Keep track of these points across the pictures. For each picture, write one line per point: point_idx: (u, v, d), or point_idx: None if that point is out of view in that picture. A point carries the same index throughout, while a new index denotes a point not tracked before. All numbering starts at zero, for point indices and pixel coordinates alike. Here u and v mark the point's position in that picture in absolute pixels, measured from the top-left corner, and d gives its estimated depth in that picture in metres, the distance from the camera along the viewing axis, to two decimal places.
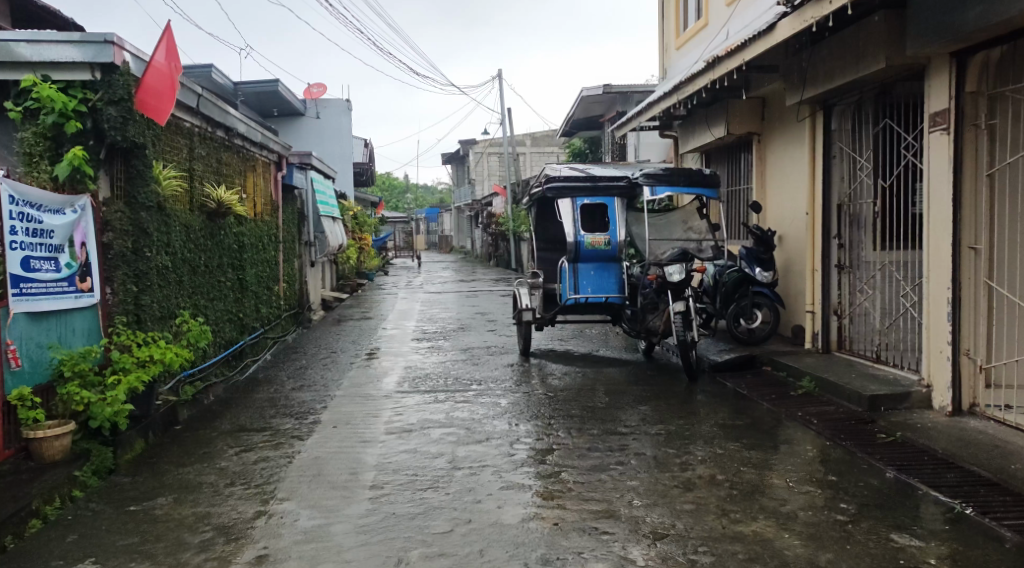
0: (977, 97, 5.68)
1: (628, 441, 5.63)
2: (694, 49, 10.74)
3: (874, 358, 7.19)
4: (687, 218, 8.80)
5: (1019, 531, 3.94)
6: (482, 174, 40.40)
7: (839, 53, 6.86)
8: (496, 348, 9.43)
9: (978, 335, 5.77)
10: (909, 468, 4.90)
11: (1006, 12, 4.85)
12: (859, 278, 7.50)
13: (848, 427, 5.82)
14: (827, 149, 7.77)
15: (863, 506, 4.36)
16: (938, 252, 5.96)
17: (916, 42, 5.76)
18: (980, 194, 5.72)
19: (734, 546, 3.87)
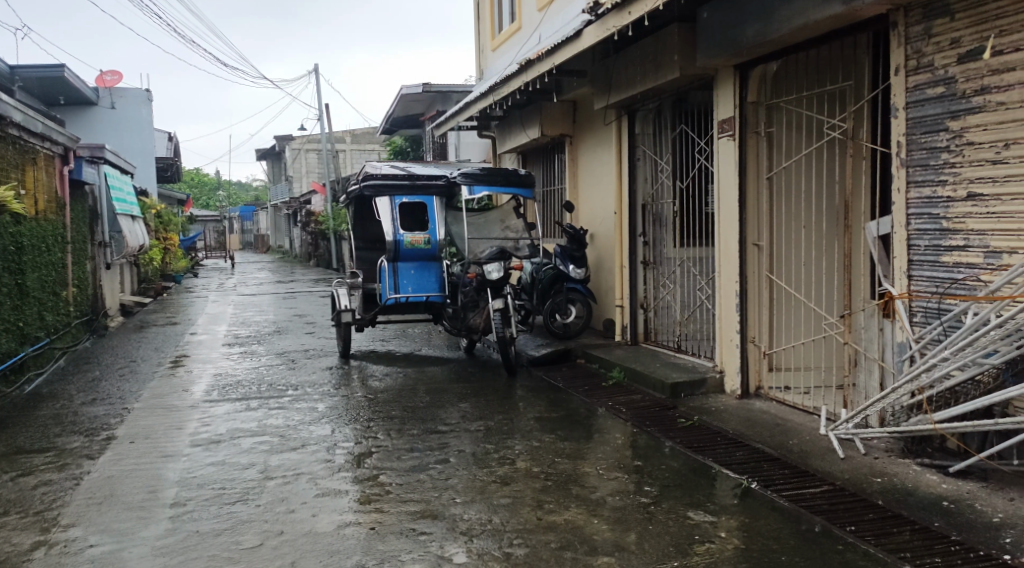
0: (757, 107, 6.24)
1: (447, 440, 5.65)
2: (508, 51, 10.98)
3: (675, 348, 7.72)
4: (504, 217, 8.93)
5: (794, 500, 4.36)
6: (299, 171, 39.21)
7: (639, 61, 7.27)
8: (314, 350, 9.15)
9: (762, 323, 6.36)
10: (704, 449, 5.30)
11: (778, 30, 5.36)
12: (661, 273, 8.00)
13: (652, 413, 6.20)
14: (632, 151, 8.21)
15: (664, 487, 4.65)
16: (727, 249, 6.47)
17: (705, 54, 6.22)
18: (761, 196, 6.30)
19: (547, 536, 3.99)
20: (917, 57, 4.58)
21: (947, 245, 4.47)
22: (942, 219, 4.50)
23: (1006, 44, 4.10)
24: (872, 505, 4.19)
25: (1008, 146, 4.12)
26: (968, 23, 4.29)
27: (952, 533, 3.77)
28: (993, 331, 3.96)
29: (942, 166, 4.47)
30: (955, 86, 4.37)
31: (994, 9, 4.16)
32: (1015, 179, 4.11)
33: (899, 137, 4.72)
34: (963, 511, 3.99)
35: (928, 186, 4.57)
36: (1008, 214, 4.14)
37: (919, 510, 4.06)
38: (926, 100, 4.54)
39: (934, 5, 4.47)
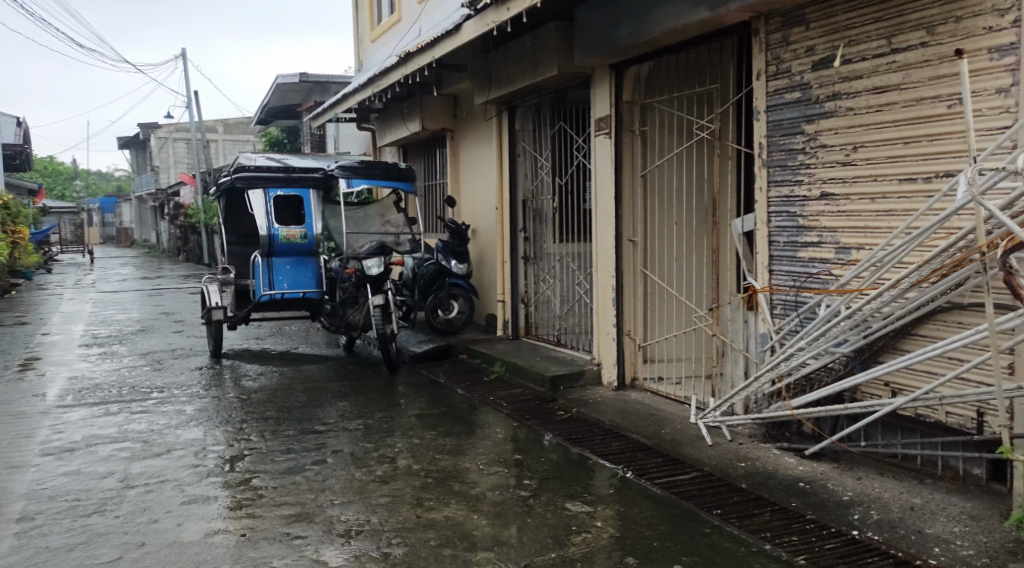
0: (632, 106, 6.46)
1: (324, 439, 5.51)
2: (387, 43, 10.82)
3: (555, 341, 7.85)
4: (384, 212, 8.84)
5: (666, 487, 4.52)
6: (167, 162, 37.26)
7: (518, 58, 7.33)
8: (182, 350, 8.70)
9: (637, 316, 6.59)
10: (582, 440, 5.41)
11: (650, 32, 5.53)
12: (542, 269, 8.12)
13: (533, 407, 6.27)
14: (513, 147, 8.29)
15: (543, 480, 4.72)
16: (604, 244, 6.68)
17: (581, 54, 6.36)
18: (636, 193, 6.52)
19: (427, 533, 3.96)
20: (777, 63, 4.85)
21: (803, 241, 4.75)
22: (799, 216, 4.78)
23: (854, 54, 4.39)
24: (736, 488, 4.39)
25: (856, 149, 4.39)
26: (821, 32, 4.57)
27: (808, 512, 4.01)
28: (843, 321, 4.20)
29: (799, 167, 4.75)
30: (810, 92, 4.65)
31: (844, 20, 4.43)
32: (862, 180, 4.38)
33: (762, 139, 4.99)
34: (817, 491, 4.25)
35: (786, 185, 4.85)
36: (856, 212, 4.42)
37: (779, 491, 4.30)
38: (785, 104, 4.81)
39: (792, 14, 4.73)
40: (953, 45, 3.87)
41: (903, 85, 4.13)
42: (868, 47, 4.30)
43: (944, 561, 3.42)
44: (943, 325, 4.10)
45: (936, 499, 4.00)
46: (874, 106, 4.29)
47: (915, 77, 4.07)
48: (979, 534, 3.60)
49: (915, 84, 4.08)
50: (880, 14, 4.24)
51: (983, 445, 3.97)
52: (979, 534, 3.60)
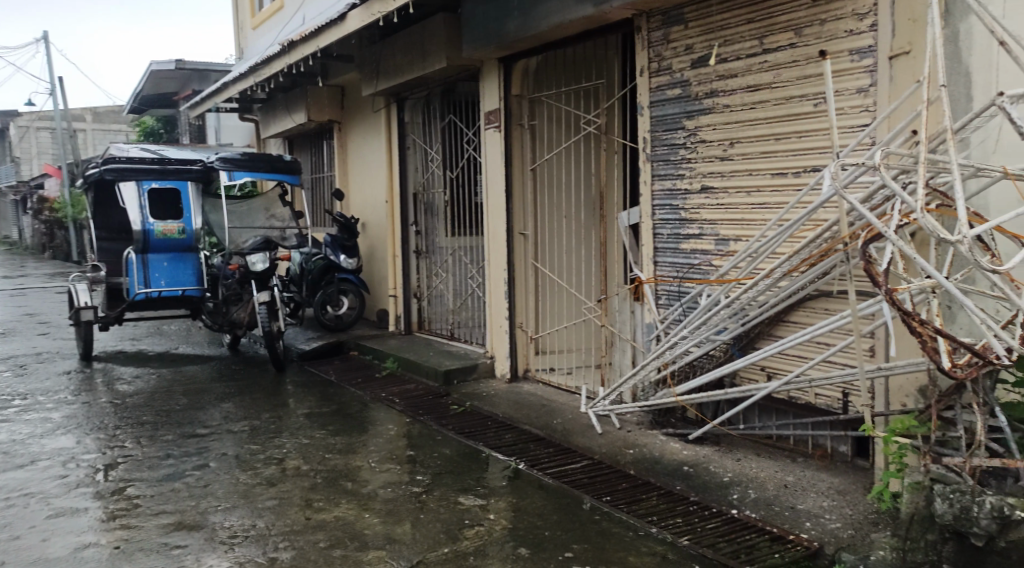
0: (521, 100, 6.53)
1: (207, 443, 5.29)
2: (269, 31, 10.46)
3: (448, 336, 7.82)
4: (269, 206, 8.49)
5: (558, 476, 4.59)
6: (30, 152, 34.76)
7: (405, 50, 7.24)
8: (49, 354, 8.15)
9: (528, 309, 6.67)
10: (475, 434, 5.42)
11: (536, 27, 5.57)
12: (434, 263, 8.07)
13: (426, 402, 6.23)
14: (402, 140, 8.20)
15: (436, 475, 4.69)
16: (495, 237, 6.73)
17: (468, 47, 6.34)
18: (526, 187, 6.59)
19: (316, 535, 3.86)
20: (658, 60, 5.01)
21: (686, 234, 4.91)
22: (681, 209, 4.94)
23: (728, 53, 4.58)
24: (624, 475, 4.51)
25: (732, 144, 4.58)
26: (699, 31, 4.74)
27: (691, 494, 4.16)
28: (722, 310, 4.34)
29: (680, 161, 4.91)
30: (689, 89, 4.82)
31: (720, 20, 4.61)
32: (738, 174, 4.56)
33: (646, 134, 5.14)
34: (700, 474, 4.41)
35: (669, 179, 5.01)
36: (733, 205, 4.60)
37: (665, 475, 4.44)
38: (667, 100, 4.97)
39: (671, 13, 4.89)
40: (818, 46, 4.08)
41: (774, 84, 4.33)
42: (742, 46, 4.49)
43: (814, 534, 3.62)
44: (813, 311, 4.36)
45: (807, 476, 4.23)
46: (748, 104, 4.48)
47: (785, 77, 4.28)
48: (846, 507, 3.83)
49: (785, 83, 4.28)
50: (752, 15, 4.42)
51: (849, 424, 4.23)
52: (846, 508, 3.83)
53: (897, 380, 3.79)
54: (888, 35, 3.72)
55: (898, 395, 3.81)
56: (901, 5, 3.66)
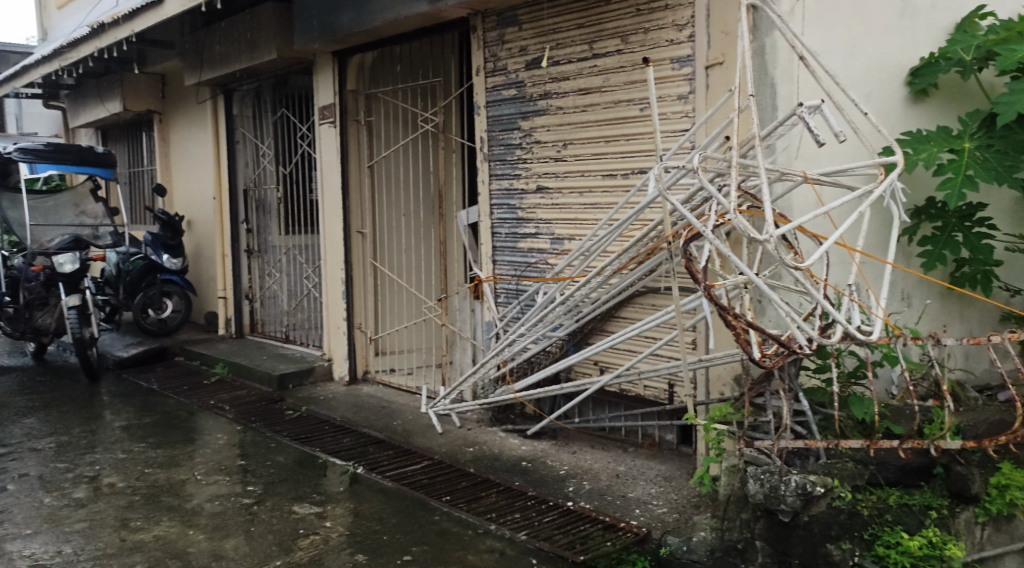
0: (356, 95, 6.36)
1: (5, 464, 4.78)
2: (77, 11, 9.61)
3: (283, 338, 7.51)
4: (78, 201, 7.82)
5: (397, 478, 4.52)
6: None
7: (232, 39, 6.89)
8: None
9: (367, 310, 6.51)
10: (311, 439, 5.24)
11: (371, 22, 5.47)
12: (267, 262, 7.72)
13: (258, 408, 5.95)
14: (231, 133, 7.79)
15: (268, 485, 4.48)
16: (331, 235, 6.52)
17: (301, 39, 6.13)
18: (363, 184, 6.41)
19: (133, 558, 3.58)
20: (494, 60, 5.07)
21: (523, 233, 5.00)
22: (518, 208, 5.02)
23: (560, 56, 4.70)
24: (464, 473, 4.51)
25: (565, 146, 4.70)
26: (533, 34, 4.83)
27: (529, 489, 4.22)
28: (558, 307, 4.44)
29: (517, 161, 5.00)
30: (524, 90, 4.90)
31: (551, 24, 4.72)
32: (571, 174, 4.69)
33: (482, 133, 5.19)
34: (537, 468, 4.50)
35: (506, 178, 5.08)
36: (566, 205, 4.73)
37: (503, 472, 4.48)
38: (503, 100, 5.04)
39: (506, 14, 4.96)
40: (642, 53, 4.26)
41: (603, 88, 4.48)
42: (573, 51, 4.61)
43: (643, 520, 3.79)
44: (641, 306, 4.57)
45: (636, 465, 4.42)
46: (579, 106, 4.62)
47: (613, 81, 4.43)
48: (671, 493, 4.04)
49: (613, 87, 4.44)
50: (582, 20, 4.56)
51: (674, 413, 4.47)
52: (671, 493, 4.04)
53: (716, 370, 4.04)
54: (704, 46, 3.95)
55: (716, 384, 4.06)
56: (716, 18, 3.89)
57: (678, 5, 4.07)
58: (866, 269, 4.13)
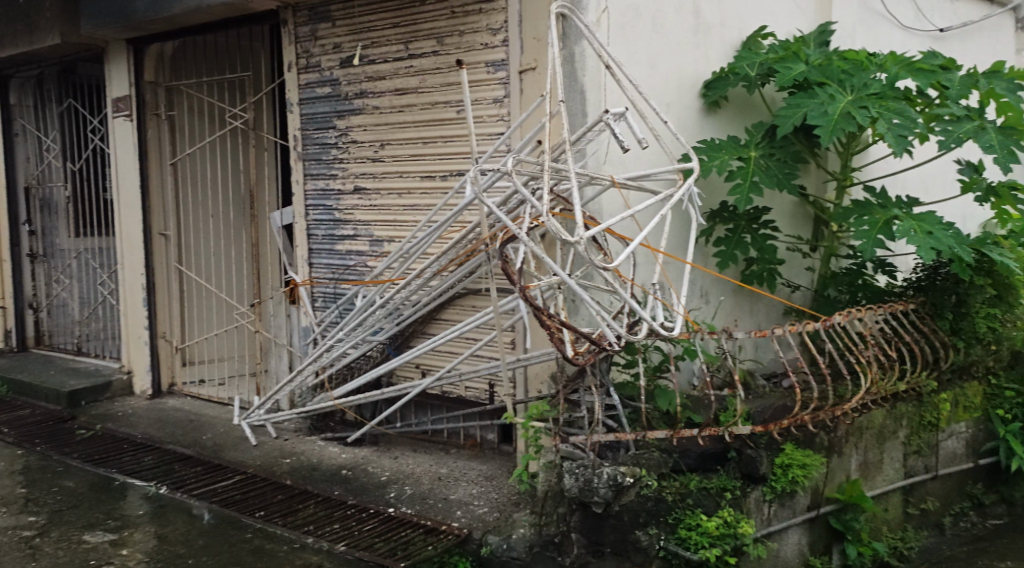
0: (156, 87, 5.92)
1: None
2: None
3: (74, 351, 6.84)
4: None
5: (205, 497, 4.24)
6: None
7: (8, 19, 6.20)
8: None
9: (172, 318, 6.07)
10: (107, 460, 4.80)
11: (169, 9, 5.12)
12: (54, 267, 7.00)
13: (44, 429, 5.38)
14: (8, 124, 7.00)
15: (54, 513, 4.06)
16: (130, 238, 6.02)
17: (90, 23, 5.62)
18: (165, 183, 5.97)
19: None
20: (306, 56, 4.90)
21: (340, 235, 4.87)
22: (335, 210, 4.89)
23: (374, 55, 4.62)
24: (280, 486, 4.31)
25: (383, 146, 4.62)
26: (346, 31, 4.72)
27: (348, 498, 4.11)
28: (378, 310, 4.35)
29: (332, 161, 4.86)
30: (339, 88, 4.78)
31: (365, 22, 4.63)
32: (389, 175, 4.62)
33: (295, 131, 5.00)
34: (358, 476, 4.39)
35: (321, 179, 4.93)
36: (385, 206, 4.65)
37: (322, 482, 4.33)
38: (316, 98, 4.89)
39: (317, 9, 4.82)
40: (457, 55, 4.28)
41: (420, 89, 4.45)
42: (389, 50, 4.55)
43: (464, 521, 3.79)
44: (461, 308, 4.58)
45: (458, 466, 4.43)
46: (396, 107, 4.56)
47: (429, 82, 4.41)
48: (492, 492, 4.08)
49: (430, 88, 4.41)
50: (397, 19, 4.50)
51: (494, 413, 4.53)
52: (492, 493, 4.08)
53: (534, 368, 4.13)
54: (518, 51, 4.02)
55: (534, 382, 4.15)
56: (527, 24, 3.98)
57: (492, 9, 4.12)
58: (669, 268, 4.39)
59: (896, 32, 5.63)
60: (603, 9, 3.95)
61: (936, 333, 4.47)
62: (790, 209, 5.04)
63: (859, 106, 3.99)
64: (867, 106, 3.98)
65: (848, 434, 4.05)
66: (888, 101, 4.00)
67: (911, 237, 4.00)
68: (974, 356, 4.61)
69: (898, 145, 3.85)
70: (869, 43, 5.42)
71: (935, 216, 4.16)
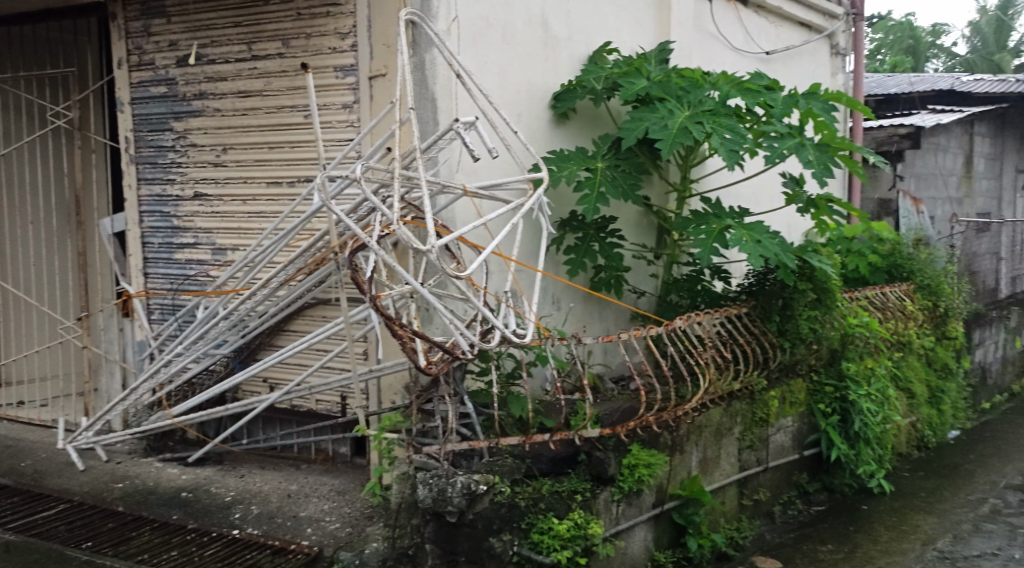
0: None
1: None
2: None
3: None
4: None
5: (24, 530, 3.86)
6: None
7: None
8: None
9: None
10: None
11: None
12: None
13: None
14: None
15: None
16: None
17: None
18: None
19: None
20: (139, 53, 4.61)
21: (179, 243, 4.60)
22: (173, 217, 4.61)
23: (215, 54, 4.40)
24: (111, 514, 4.00)
25: (225, 150, 4.41)
26: (183, 28, 4.47)
27: (189, 522, 3.87)
28: (221, 322, 4.14)
29: (169, 165, 4.59)
30: (176, 88, 4.52)
31: (204, 19, 4.41)
32: (232, 181, 4.41)
33: (127, 133, 4.68)
34: (199, 498, 4.14)
35: (157, 184, 4.64)
36: (229, 213, 4.43)
37: (159, 506, 4.05)
38: (151, 98, 4.60)
39: (151, 4, 4.55)
40: (303, 59, 4.15)
41: (265, 92, 4.28)
42: (230, 50, 4.36)
43: (314, 539, 3.67)
44: (311, 319, 4.44)
45: (309, 482, 4.28)
46: (239, 110, 4.36)
47: (274, 86, 4.26)
48: (344, 507, 3.97)
49: (275, 92, 4.25)
50: (239, 19, 4.32)
51: (347, 426, 4.42)
52: (344, 508, 3.97)
53: (387, 379, 4.06)
54: (366, 57, 3.96)
55: (388, 393, 4.08)
56: (377, 30, 3.92)
57: (340, 13, 4.03)
58: (521, 276, 4.45)
59: (727, 53, 6.02)
60: (453, 18, 3.96)
61: (766, 334, 4.79)
62: (635, 219, 5.26)
63: (695, 121, 4.22)
64: (703, 121, 4.22)
65: (688, 432, 4.26)
66: (720, 117, 4.26)
67: (742, 245, 4.28)
68: (799, 355, 4.98)
69: (730, 159, 4.11)
70: (703, 62, 5.76)
71: (762, 225, 4.48)
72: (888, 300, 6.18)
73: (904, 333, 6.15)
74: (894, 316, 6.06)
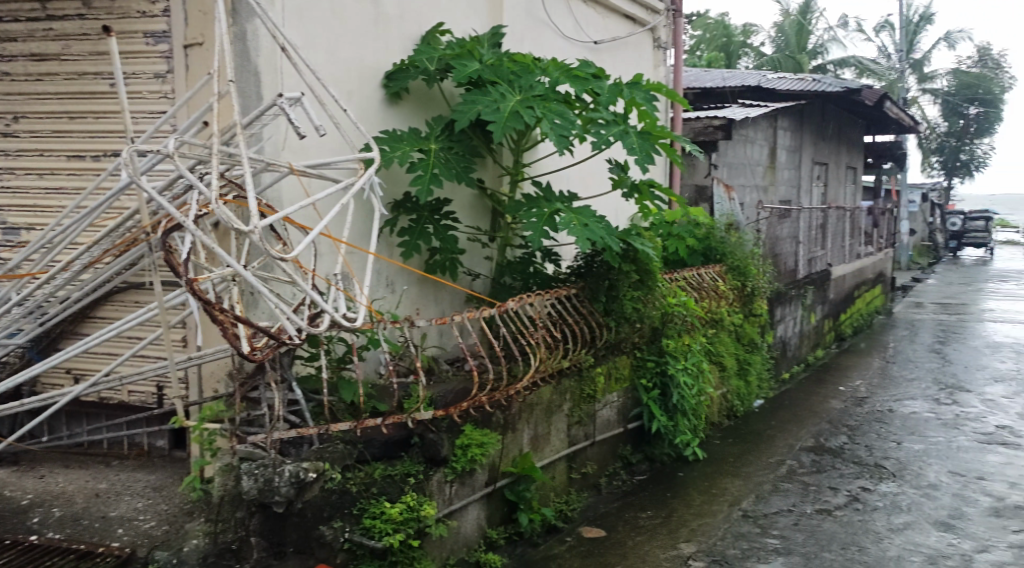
0: None
1: None
2: None
3: None
4: None
5: None
6: None
7: None
8: None
9: None
10: None
11: None
12: None
13: None
14: None
15: None
16: None
17: None
18: None
19: None
20: None
21: None
22: None
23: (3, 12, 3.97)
24: None
25: (17, 119, 3.99)
26: None
27: None
28: (14, 309, 3.73)
29: None
30: None
31: None
32: (26, 153, 3.99)
33: None
34: None
35: None
36: (22, 189, 4.00)
37: None
38: None
39: None
40: (108, 22, 3.82)
41: (64, 56, 3.90)
42: (22, 8, 3.95)
43: (126, 540, 3.42)
44: (122, 304, 4.12)
45: (121, 479, 3.99)
46: (33, 75, 3.96)
47: (75, 50, 3.89)
48: (160, 504, 3.74)
49: (76, 57, 3.89)
50: None
51: (163, 418, 4.15)
52: (161, 504, 3.74)
53: (209, 367, 3.84)
54: (181, 24, 3.70)
55: (210, 382, 3.86)
56: None
57: None
58: (352, 259, 4.36)
59: (558, 40, 6.18)
60: None
61: (592, 314, 5.00)
62: (470, 202, 5.29)
63: (526, 106, 4.30)
64: (533, 107, 4.30)
65: (520, 411, 4.38)
66: (550, 103, 4.36)
67: (571, 229, 4.42)
68: (623, 334, 5.23)
69: (560, 144, 4.22)
70: (535, 49, 5.88)
71: (590, 209, 4.64)
72: (703, 281, 6.62)
73: (717, 311, 6.62)
74: (708, 295, 6.51)
